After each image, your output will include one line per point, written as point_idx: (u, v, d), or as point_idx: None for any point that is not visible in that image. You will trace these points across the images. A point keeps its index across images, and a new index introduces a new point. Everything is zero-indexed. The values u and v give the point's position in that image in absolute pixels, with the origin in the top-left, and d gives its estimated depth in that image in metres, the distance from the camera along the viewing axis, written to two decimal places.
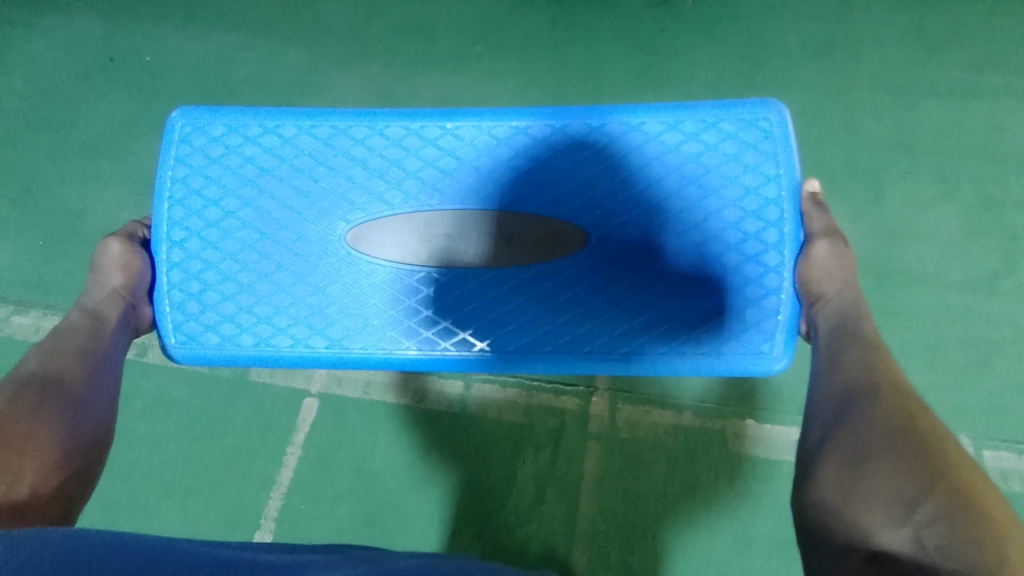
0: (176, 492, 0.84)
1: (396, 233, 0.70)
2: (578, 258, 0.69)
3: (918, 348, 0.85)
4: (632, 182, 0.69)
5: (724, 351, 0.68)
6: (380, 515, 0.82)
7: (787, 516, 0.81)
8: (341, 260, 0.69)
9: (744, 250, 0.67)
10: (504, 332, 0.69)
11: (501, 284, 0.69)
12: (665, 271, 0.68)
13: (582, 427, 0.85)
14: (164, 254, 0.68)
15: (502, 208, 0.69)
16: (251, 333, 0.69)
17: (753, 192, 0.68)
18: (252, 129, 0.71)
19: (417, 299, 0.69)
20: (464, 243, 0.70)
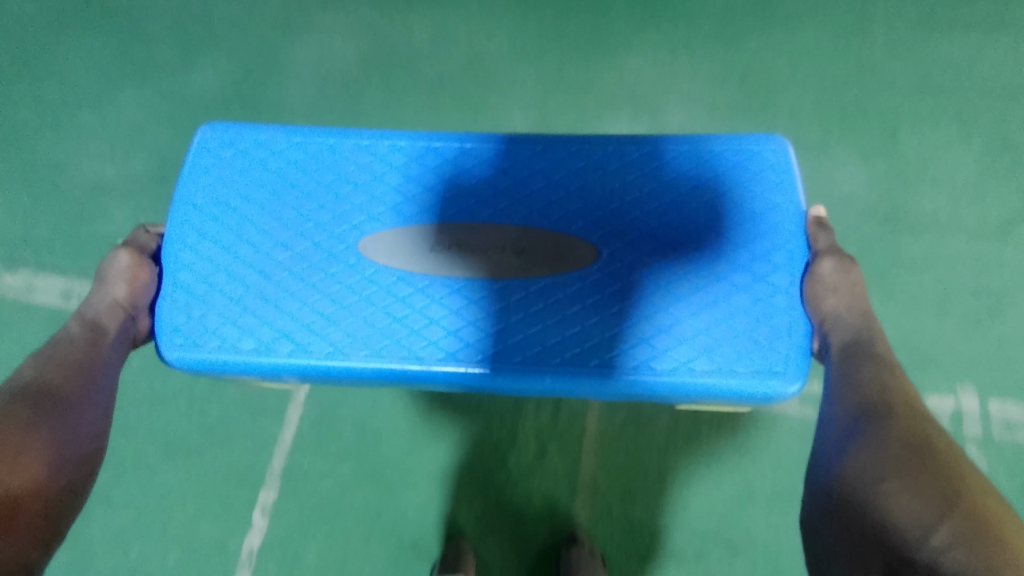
0: (175, 451, 0.85)
1: (408, 244, 0.67)
2: (589, 272, 0.66)
3: (930, 296, 0.86)
4: (641, 201, 0.68)
5: (742, 375, 0.62)
6: (384, 472, 0.83)
7: (792, 470, 0.81)
8: (350, 268, 0.67)
9: (756, 271, 0.65)
10: (511, 345, 0.64)
11: (510, 295, 0.65)
12: (681, 287, 0.64)
13: None
14: (173, 259, 0.67)
15: (511, 225, 0.68)
16: (251, 338, 0.65)
17: (763, 217, 0.66)
18: (275, 144, 0.71)
19: (425, 309, 0.65)
20: (474, 255, 0.67)
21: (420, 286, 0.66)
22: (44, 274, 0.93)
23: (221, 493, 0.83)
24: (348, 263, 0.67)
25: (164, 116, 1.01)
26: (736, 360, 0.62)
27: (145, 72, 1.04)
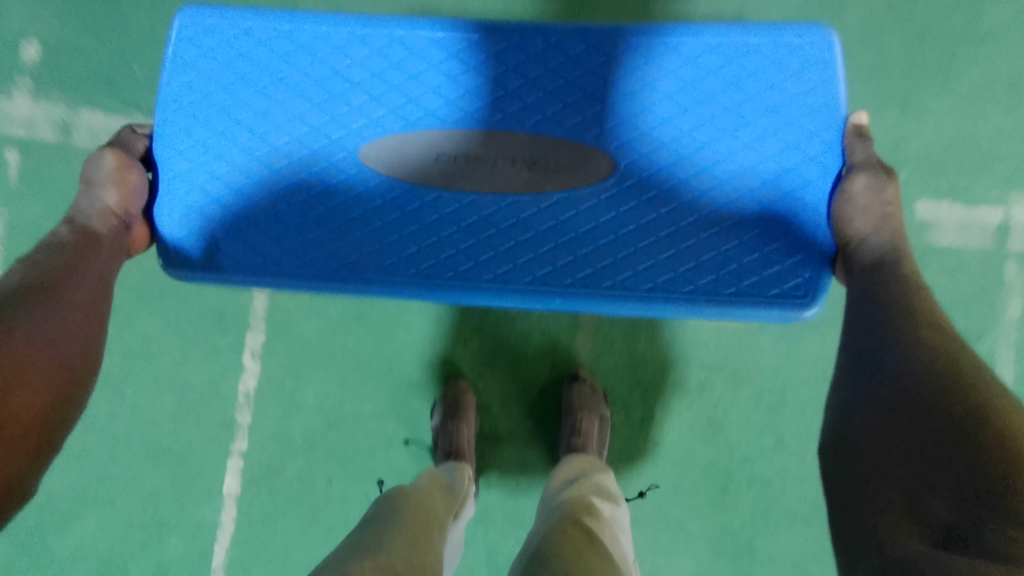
0: (202, 294, 1.20)
1: (433, 148, 0.87)
2: (603, 183, 0.86)
3: (943, 129, 1.08)
4: (619, 130, 0.86)
5: (744, 284, 0.83)
6: (366, 314, 1.18)
7: None
8: (410, 194, 0.87)
9: (720, 191, 0.85)
10: (562, 264, 0.85)
11: (529, 201, 0.86)
12: (658, 206, 0.85)
13: None
14: (238, 173, 0.88)
15: (524, 134, 0.87)
16: (342, 253, 0.87)
17: (730, 139, 0.85)
18: (316, 74, 0.89)
19: (511, 241, 0.86)
20: (506, 172, 0.87)
21: (449, 212, 0.87)
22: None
23: (212, 333, 1.20)
24: (401, 188, 0.87)
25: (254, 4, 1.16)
26: (721, 269, 0.84)
27: None
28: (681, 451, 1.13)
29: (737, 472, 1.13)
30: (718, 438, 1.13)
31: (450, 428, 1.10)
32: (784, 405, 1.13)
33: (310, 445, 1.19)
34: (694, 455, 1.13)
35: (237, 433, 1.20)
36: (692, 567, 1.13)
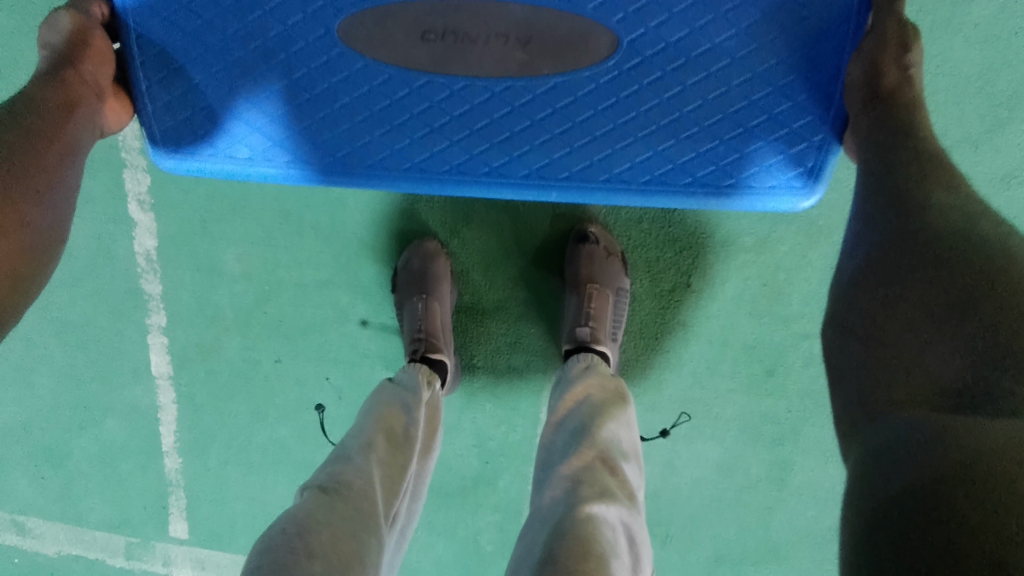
0: None
1: (402, 27, 0.66)
2: (606, 65, 0.66)
3: None
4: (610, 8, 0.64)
5: (743, 177, 0.72)
6: None
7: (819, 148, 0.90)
8: (384, 82, 0.69)
9: (729, 77, 0.66)
10: (556, 157, 0.72)
11: (519, 88, 0.68)
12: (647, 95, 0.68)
13: None
14: (187, 50, 0.70)
15: (512, 1, 0.64)
16: (311, 140, 0.73)
17: (734, 16, 0.64)
18: None
19: (495, 130, 0.71)
20: (496, 50, 0.66)
21: (442, 99, 0.69)
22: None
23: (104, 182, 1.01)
24: (390, 71, 0.68)
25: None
26: (720, 162, 0.71)
27: None
28: (724, 324, 0.97)
29: (789, 350, 0.98)
30: (774, 310, 0.96)
31: (421, 308, 0.96)
32: None
33: (244, 321, 1.07)
34: (739, 332, 0.98)
35: (150, 305, 1.07)
36: (719, 454, 1.03)
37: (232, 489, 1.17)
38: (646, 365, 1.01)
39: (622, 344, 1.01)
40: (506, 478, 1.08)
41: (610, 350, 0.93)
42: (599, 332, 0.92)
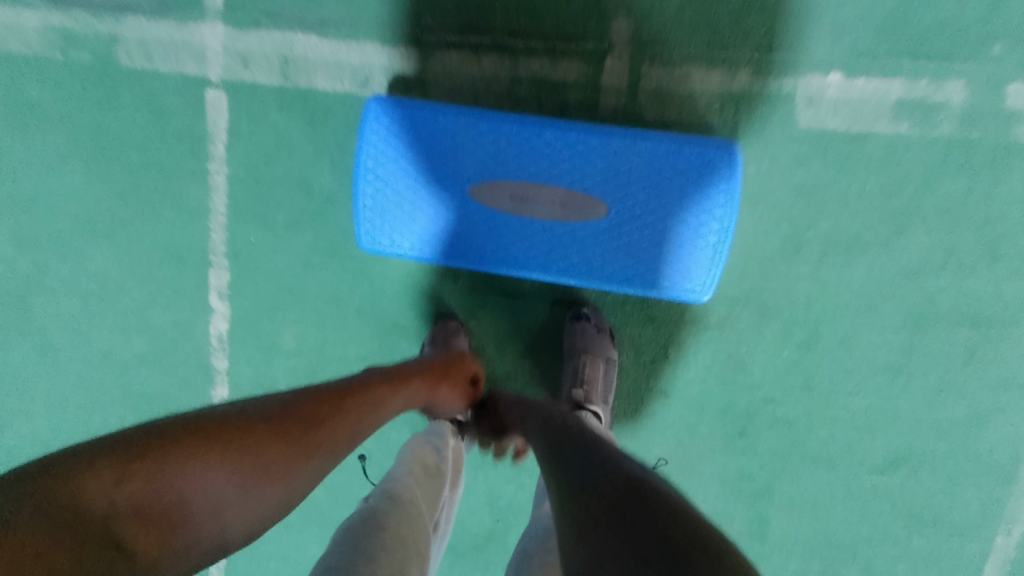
0: (97, 235, 1.05)
1: (433, 186, 0.91)
2: (560, 213, 0.90)
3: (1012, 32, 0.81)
4: (600, 175, 0.87)
5: (665, 283, 0.92)
6: (282, 245, 1.03)
7: (782, 233, 0.92)
8: (407, 209, 0.93)
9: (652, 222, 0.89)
10: (532, 260, 0.95)
11: (509, 218, 0.92)
12: (621, 216, 0.89)
13: (586, 90, 0.88)
14: (368, 190, 0.92)
15: (508, 175, 0.89)
16: (377, 234, 0.95)
17: (652, 192, 0.88)
18: (419, 121, 0.88)
19: (491, 240, 0.94)
20: (500, 195, 0.91)
21: (459, 216, 0.93)
22: (144, 17, 0.90)
23: (119, 281, 1.07)
24: (424, 197, 0.92)
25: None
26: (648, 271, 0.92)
27: None
28: (698, 390, 1.04)
29: (758, 415, 1.03)
30: (739, 378, 1.02)
31: None
32: (819, 341, 0.98)
33: None
34: (712, 399, 1.04)
35: None
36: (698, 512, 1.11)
37: (268, 543, 1.31)
38: (630, 428, 1.09)
39: (617, 418, 1.09)
40: (515, 531, 1.23)
41: (603, 411, 1.02)
42: (592, 396, 1.00)
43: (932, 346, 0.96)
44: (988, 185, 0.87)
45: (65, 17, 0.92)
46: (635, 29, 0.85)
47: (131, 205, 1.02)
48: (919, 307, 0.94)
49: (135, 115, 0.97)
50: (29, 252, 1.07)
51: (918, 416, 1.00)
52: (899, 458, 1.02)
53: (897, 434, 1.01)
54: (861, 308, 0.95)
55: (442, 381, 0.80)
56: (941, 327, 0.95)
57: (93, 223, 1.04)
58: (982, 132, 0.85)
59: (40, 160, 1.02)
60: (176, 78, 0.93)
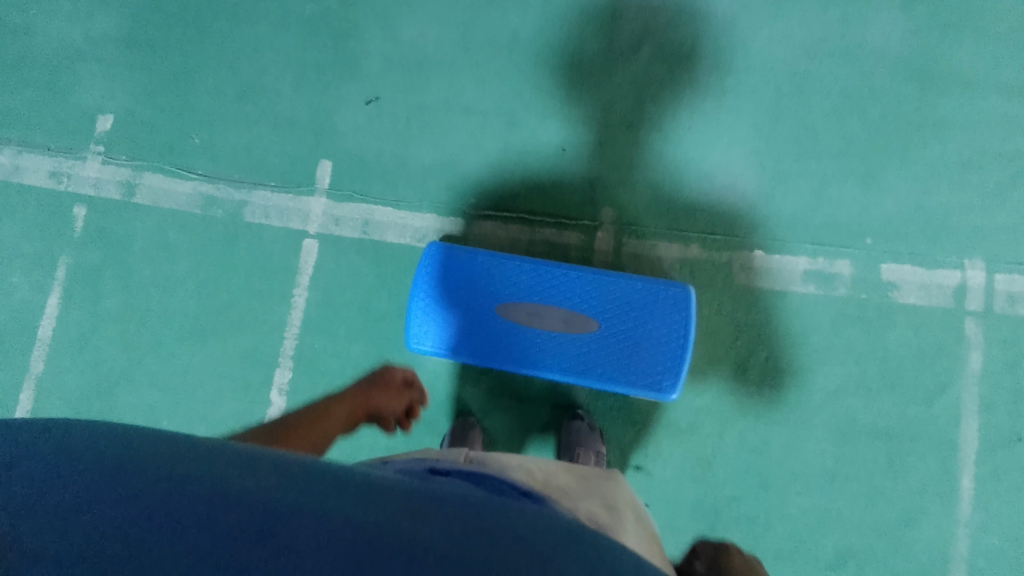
0: (175, 336, 1.27)
1: (461, 303, 1.09)
2: (561, 330, 1.08)
3: (874, 229, 1.16)
4: (593, 302, 1.07)
5: (646, 389, 1.06)
6: (323, 349, 1.24)
7: (729, 357, 1.16)
8: (442, 315, 1.10)
9: (634, 340, 1.06)
10: (537, 366, 1.09)
11: (521, 331, 1.09)
12: (610, 334, 1.07)
13: (584, 251, 1.21)
14: (418, 303, 1.10)
15: (523, 299, 1.09)
16: (417, 335, 1.10)
17: (633, 318, 1.07)
18: (461, 257, 1.10)
19: (505, 348, 1.09)
20: (515, 313, 1.09)
21: (481, 326, 1.09)
22: (271, 189, 1.27)
23: (180, 373, 1.26)
24: (457, 310, 1.09)
25: (286, 73, 1.28)
26: (634, 379, 1.06)
27: (27, 28, 1.34)
28: (672, 488, 1.15)
29: (725, 512, 1.13)
30: (707, 479, 1.14)
31: None
32: (769, 448, 1.14)
33: None
34: (685, 496, 1.14)
35: None
36: None
37: None
38: None
39: None
40: None
41: None
42: None
43: (860, 456, 1.12)
44: (879, 331, 1.14)
45: (213, 187, 1.28)
46: (618, 214, 1.21)
47: (212, 312, 1.27)
48: (844, 422, 1.13)
49: (239, 246, 1.27)
50: (131, 353, 1.27)
51: (859, 520, 1.11)
52: (845, 557, 1.10)
53: (844, 537, 1.11)
54: (797, 424, 1.14)
55: (375, 388, 1.14)
56: (864, 441, 1.12)
57: (190, 331, 1.27)
58: (869, 294, 1.15)
59: (166, 283, 1.28)
60: (285, 232, 1.26)
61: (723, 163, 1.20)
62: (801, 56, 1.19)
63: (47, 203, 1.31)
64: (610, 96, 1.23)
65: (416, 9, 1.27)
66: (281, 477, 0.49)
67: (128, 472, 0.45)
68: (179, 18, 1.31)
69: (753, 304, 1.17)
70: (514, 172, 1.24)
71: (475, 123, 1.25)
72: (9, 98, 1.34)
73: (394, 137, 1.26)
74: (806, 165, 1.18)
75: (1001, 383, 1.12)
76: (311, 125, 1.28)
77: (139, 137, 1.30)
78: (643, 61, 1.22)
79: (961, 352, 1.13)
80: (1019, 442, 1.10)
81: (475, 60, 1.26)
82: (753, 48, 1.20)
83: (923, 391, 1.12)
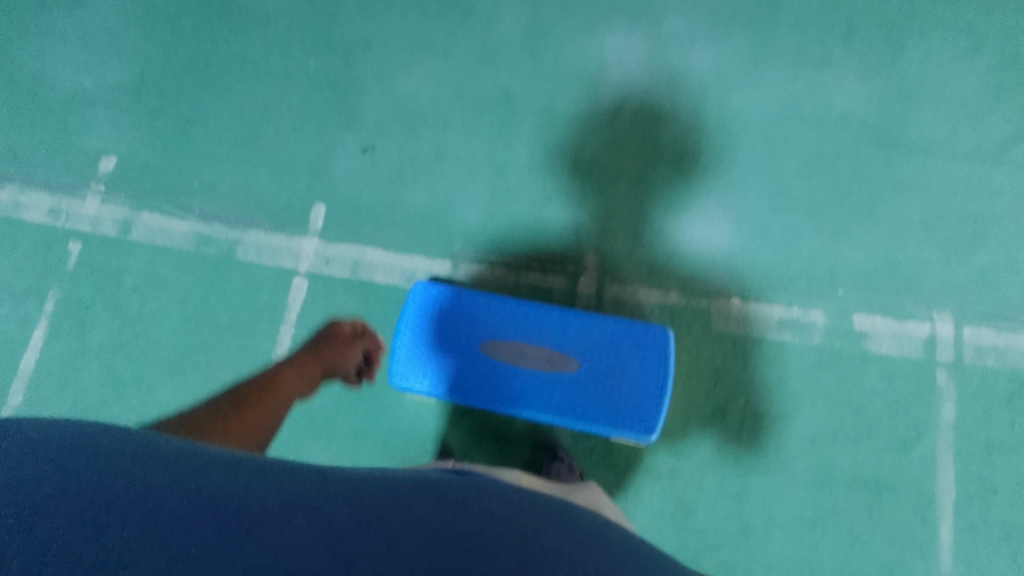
0: (157, 371, 1.27)
1: (446, 339, 1.13)
2: (541, 368, 1.11)
3: (846, 281, 1.21)
4: (573, 342, 1.11)
5: (624, 428, 1.08)
6: None
7: (708, 402, 1.18)
8: (426, 349, 1.13)
9: (613, 380, 1.09)
10: (518, 404, 1.10)
11: (503, 369, 1.11)
12: (589, 372, 1.10)
13: (568, 295, 1.25)
14: (403, 339, 1.14)
15: (506, 337, 1.12)
16: (401, 370, 1.13)
17: (611, 358, 1.10)
18: (447, 296, 1.15)
19: (486, 385, 1.11)
20: (497, 352, 1.12)
21: (463, 363, 1.12)
22: (264, 230, 1.31)
23: (160, 408, 1.25)
24: (441, 347, 1.13)
25: (287, 122, 1.35)
26: (612, 419, 1.08)
27: (42, 74, 1.41)
28: (653, 533, 1.15)
29: (706, 558, 1.13)
30: (687, 524, 1.15)
31: None
32: (748, 494, 1.15)
33: None
34: (665, 542, 1.14)
35: None
36: None
37: None
38: None
39: None
40: None
41: None
42: None
43: (838, 504, 1.14)
44: (853, 379, 1.17)
45: (207, 226, 1.31)
46: (600, 261, 1.26)
47: (198, 347, 1.27)
48: (821, 469, 1.15)
49: (229, 283, 1.29)
50: (112, 388, 1.27)
51: (839, 568, 1.12)
52: None
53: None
54: (775, 471, 1.15)
55: (328, 344, 1.18)
56: (842, 488, 1.14)
57: (174, 365, 1.27)
58: (842, 343, 1.19)
59: (153, 318, 1.29)
60: (276, 270, 1.29)
61: (701, 215, 1.25)
62: (772, 120, 1.28)
63: (43, 238, 1.33)
64: (594, 151, 1.30)
65: (413, 67, 1.35)
66: (242, 476, 0.48)
67: (72, 496, 0.41)
68: (188, 69, 1.39)
69: (731, 351, 1.20)
70: (501, 218, 1.29)
71: (466, 173, 1.31)
72: (17, 138, 1.39)
73: (387, 183, 1.32)
74: (779, 219, 1.24)
75: (974, 434, 1.14)
76: (308, 170, 1.33)
77: (140, 177, 1.35)
78: (625, 119, 1.30)
79: (934, 402, 1.15)
80: (995, 493, 1.12)
81: (467, 115, 1.33)
82: (727, 111, 1.28)
83: (899, 440, 1.14)
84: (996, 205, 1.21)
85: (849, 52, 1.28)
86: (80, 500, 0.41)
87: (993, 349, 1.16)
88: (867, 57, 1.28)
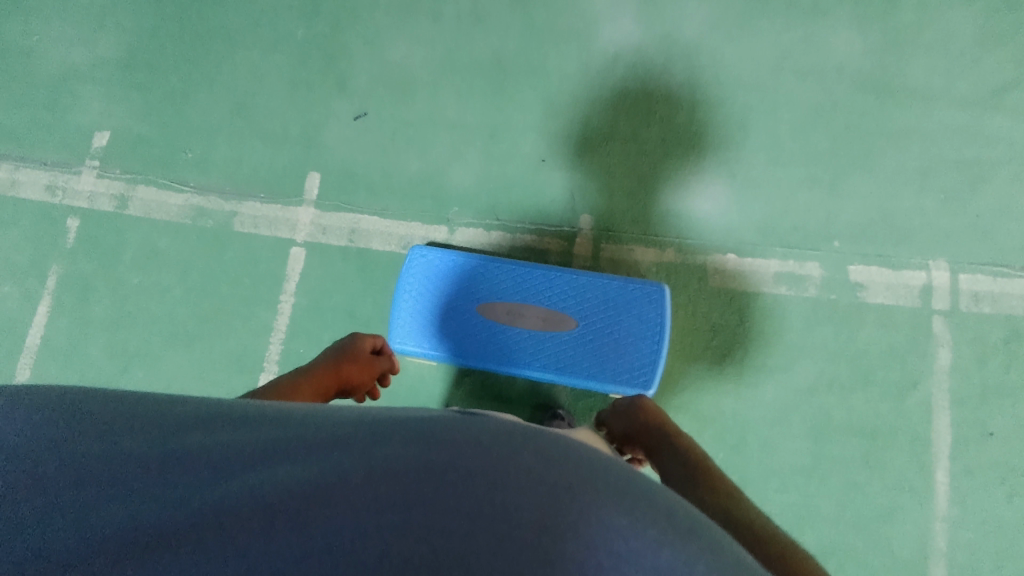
0: (162, 342, 1.29)
1: (443, 302, 1.14)
2: (538, 327, 1.12)
3: (842, 233, 1.21)
4: (568, 301, 1.12)
5: (622, 383, 1.09)
6: (309, 353, 1.26)
7: (706, 357, 1.19)
8: (424, 313, 1.14)
9: (609, 336, 1.10)
10: (515, 363, 1.12)
11: (500, 329, 1.12)
12: (585, 330, 1.11)
13: (564, 256, 1.25)
14: (402, 303, 1.15)
15: (502, 298, 1.13)
16: (401, 334, 1.15)
17: (607, 315, 1.11)
18: (443, 259, 1.15)
19: (484, 346, 1.12)
20: (495, 313, 1.13)
21: (461, 325, 1.13)
22: (261, 200, 1.31)
23: (168, 378, 1.28)
24: (439, 310, 1.14)
25: (278, 91, 1.34)
26: (609, 374, 1.09)
27: (30, 52, 1.40)
28: None
29: None
30: None
31: None
32: (745, 445, 1.17)
33: None
34: None
35: None
36: None
37: None
38: None
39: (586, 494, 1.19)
40: None
41: None
42: None
43: (835, 452, 1.16)
44: (849, 330, 1.18)
45: (204, 198, 1.32)
46: (595, 221, 1.26)
47: (200, 319, 1.29)
48: (819, 418, 1.17)
49: (228, 255, 1.30)
50: (118, 359, 1.29)
51: (838, 515, 1.14)
52: (825, 552, 1.13)
53: (823, 531, 1.14)
54: (772, 422, 1.17)
55: (347, 362, 1.06)
56: (839, 437, 1.16)
57: (177, 337, 1.29)
58: (839, 295, 1.19)
59: (155, 291, 1.30)
60: (273, 240, 1.30)
61: (697, 172, 1.24)
62: (766, 74, 1.26)
63: (42, 216, 1.34)
64: (587, 110, 1.29)
65: (402, 32, 1.34)
66: (231, 428, 0.50)
67: (55, 476, 0.43)
68: (176, 43, 1.37)
69: (728, 306, 1.21)
70: (496, 181, 1.29)
71: (459, 137, 1.31)
72: (9, 116, 1.39)
73: (380, 150, 1.32)
74: (774, 173, 1.24)
75: (970, 380, 1.15)
76: (301, 141, 1.33)
77: (134, 152, 1.35)
78: (618, 78, 1.29)
79: (930, 350, 1.16)
80: (990, 437, 1.13)
81: (459, 79, 1.32)
82: (721, 66, 1.27)
83: (895, 388, 1.16)
84: (994, 152, 1.20)
85: (844, 2, 1.26)
86: (89, 474, 0.43)
87: (989, 296, 1.16)
88: (863, 6, 1.25)
